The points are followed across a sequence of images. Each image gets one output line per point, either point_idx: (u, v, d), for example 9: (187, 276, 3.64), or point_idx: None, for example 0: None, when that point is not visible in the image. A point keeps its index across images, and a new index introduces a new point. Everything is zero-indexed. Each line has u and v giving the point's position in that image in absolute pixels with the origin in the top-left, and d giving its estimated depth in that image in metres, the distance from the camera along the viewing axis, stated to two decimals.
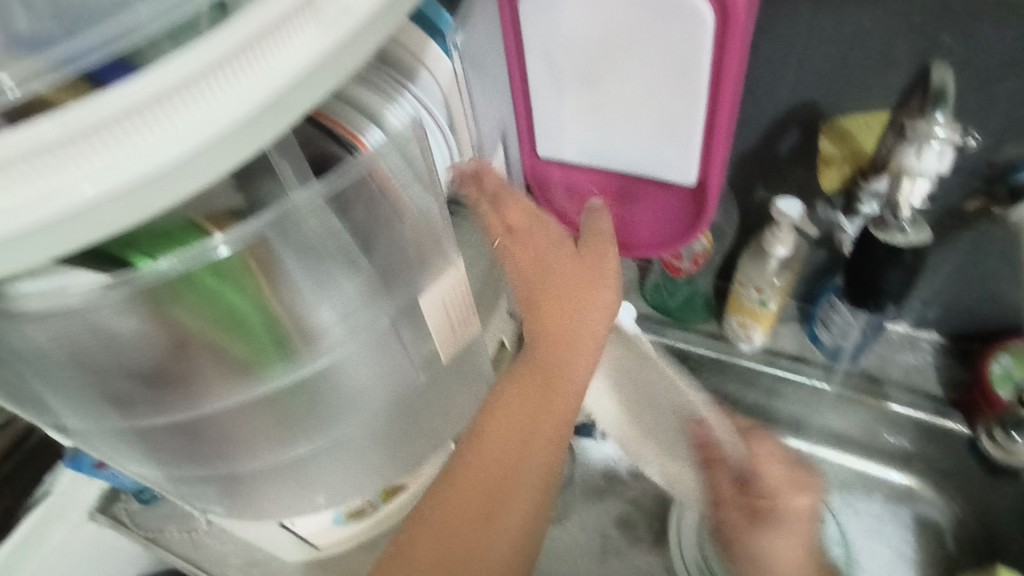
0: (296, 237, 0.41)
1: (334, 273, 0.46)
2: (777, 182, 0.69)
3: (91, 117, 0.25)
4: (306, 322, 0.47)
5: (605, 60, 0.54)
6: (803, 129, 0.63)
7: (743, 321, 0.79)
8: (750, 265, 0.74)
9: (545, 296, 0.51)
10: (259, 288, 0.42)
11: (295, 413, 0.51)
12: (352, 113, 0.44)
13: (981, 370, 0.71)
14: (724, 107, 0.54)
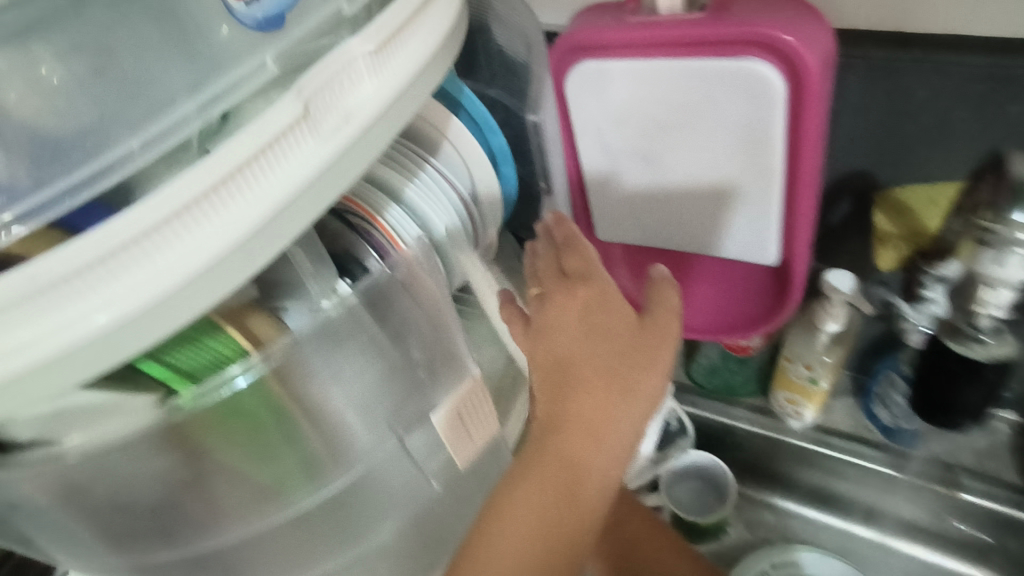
0: (327, 351, 0.37)
1: (367, 384, 0.40)
2: (834, 255, 0.64)
3: (108, 246, 0.28)
4: (337, 437, 0.40)
5: (664, 136, 0.51)
6: (856, 199, 0.59)
7: (791, 397, 0.74)
8: (799, 341, 0.70)
9: (580, 363, 0.40)
10: (288, 407, 0.37)
11: (317, 539, 0.44)
12: (375, 194, 0.46)
13: None
14: (804, 181, 0.49)
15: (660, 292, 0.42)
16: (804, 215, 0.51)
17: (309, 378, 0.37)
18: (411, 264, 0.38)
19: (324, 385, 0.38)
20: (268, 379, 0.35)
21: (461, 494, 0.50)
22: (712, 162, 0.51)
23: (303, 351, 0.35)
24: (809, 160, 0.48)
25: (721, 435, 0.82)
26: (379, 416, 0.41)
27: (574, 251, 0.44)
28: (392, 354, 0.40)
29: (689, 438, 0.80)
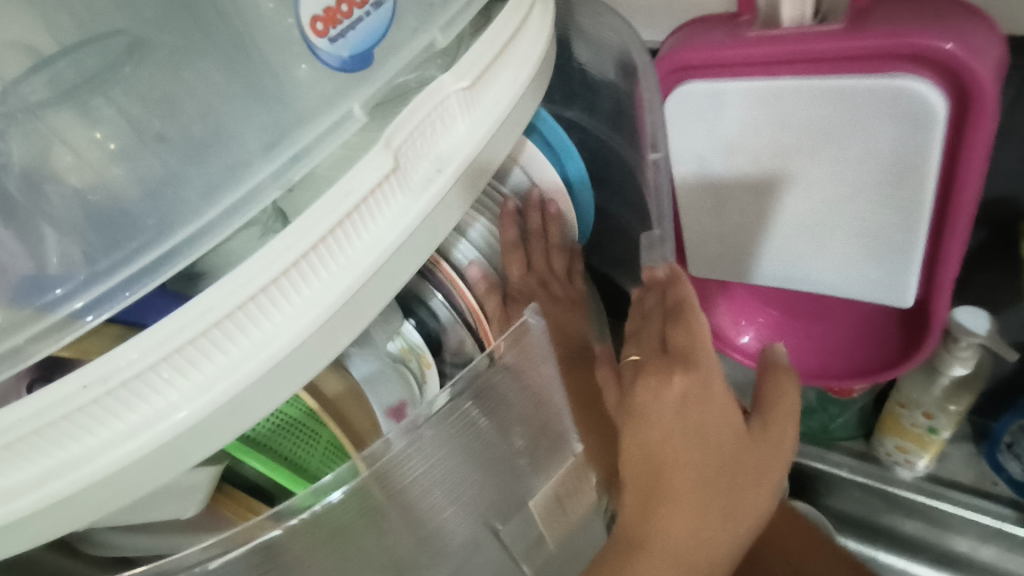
0: (434, 444, 0.33)
1: (472, 475, 0.36)
2: (965, 289, 0.56)
3: (180, 338, 0.24)
4: (438, 539, 0.36)
5: (782, 165, 0.45)
6: (995, 230, 0.51)
7: (901, 445, 0.66)
8: (914, 385, 0.61)
9: (682, 479, 0.34)
10: (382, 513, 0.33)
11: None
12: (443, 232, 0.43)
13: None
14: (956, 216, 0.43)
15: (778, 388, 0.37)
16: (951, 252, 0.45)
17: (409, 480, 0.33)
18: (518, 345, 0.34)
19: (426, 482, 0.34)
20: (368, 488, 0.32)
21: None
22: (838, 191, 0.45)
23: (411, 454, 0.33)
24: (968, 191, 0.41)
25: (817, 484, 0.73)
26: (483, 508, 0.37)
27: (680, 321, 0.35)
28: (501, 442, 0.36)
29: None
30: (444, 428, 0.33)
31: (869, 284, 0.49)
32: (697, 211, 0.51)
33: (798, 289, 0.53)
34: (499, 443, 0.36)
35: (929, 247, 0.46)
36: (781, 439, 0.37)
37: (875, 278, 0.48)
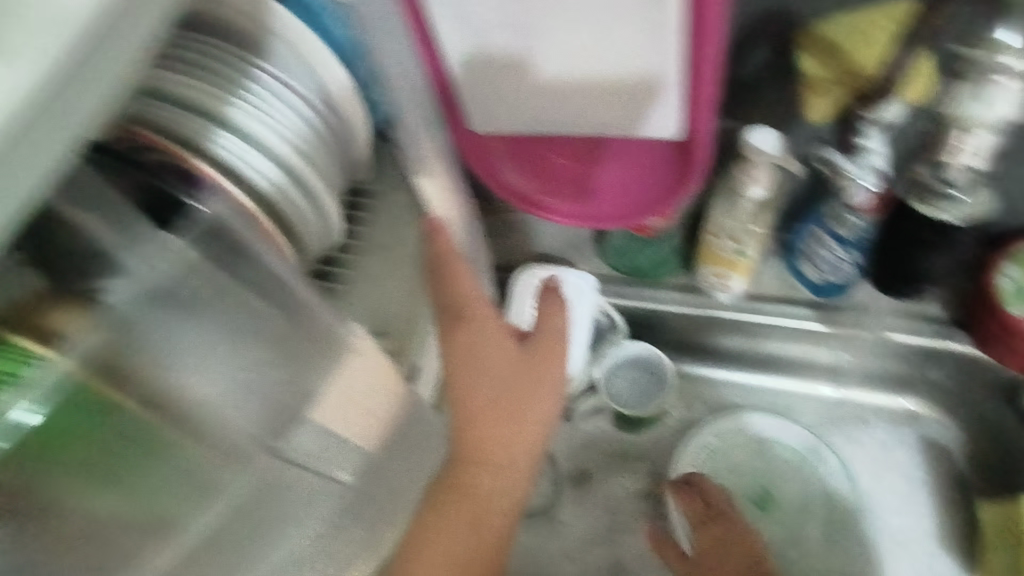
0: (180, 326, 0.37)
1: (223, 365, 0.39)
2: (750, 111, 0.56)
3: None
4: (202, 415, 0.38)
5: None
6: (775, 47, 0.51)
7: (718, 272, 0.68)
8: (722, 213, 0.63)
9: (466, 415, 0.48)
10: (139, 412, 0.36)
11: (228, 556, 0.42)
12: (189, 118, 0.41)
13: (986, 286, 0.63)
14: (711, 20, 0.39)
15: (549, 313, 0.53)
16: (710, 37, 0.40)
17: (162, 360, 0.37)
18: (213, 216, 0.36)
19: (182, 367, 0.38)
20: (89, 375, 0.33)
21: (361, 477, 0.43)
22: None
23: (157, 336, 0.36)
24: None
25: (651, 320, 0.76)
26: (253, 400, 0.40)
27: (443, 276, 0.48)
28: (257, 318, 0.40)
29: (621, 332, 0.74)
30: (202, 304, 0.37)
31: (644, 108, 0.47)
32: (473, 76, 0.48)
33: (576, 125, 0.50)
34: (252, 323, 0.40)
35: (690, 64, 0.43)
36: (546, 362, 0.51)
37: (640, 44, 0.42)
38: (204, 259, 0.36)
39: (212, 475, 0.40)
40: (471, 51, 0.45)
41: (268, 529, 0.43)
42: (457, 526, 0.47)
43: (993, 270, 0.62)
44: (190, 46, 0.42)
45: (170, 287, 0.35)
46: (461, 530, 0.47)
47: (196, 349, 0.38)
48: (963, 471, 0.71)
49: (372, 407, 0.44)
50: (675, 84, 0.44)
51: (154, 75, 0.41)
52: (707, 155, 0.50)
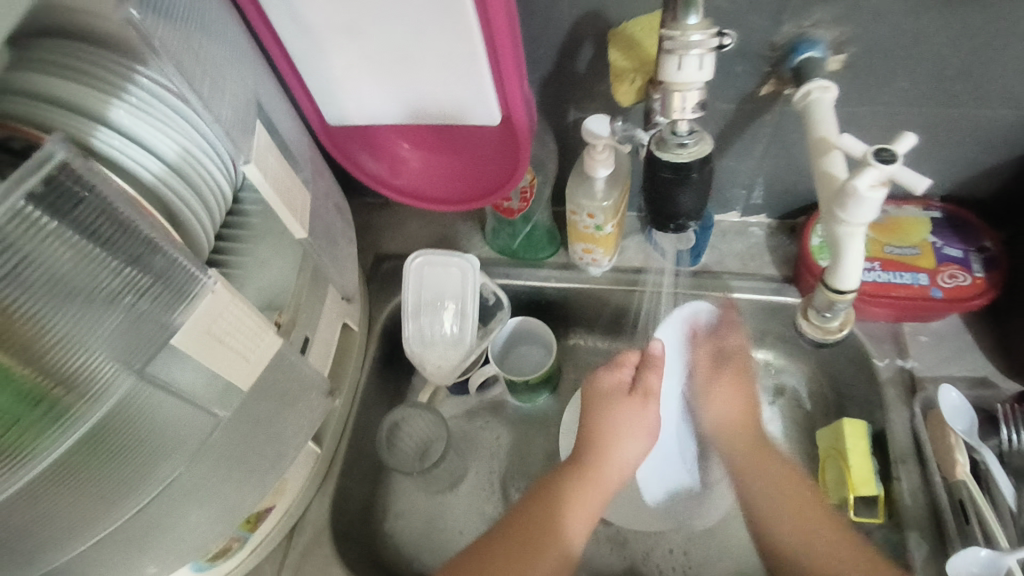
0: (34, 274, 0.33)
1: (100, 310, 0.37)
2: (588, 101, 0.66)
3: None
4: (80, 366, 0.37)
5: (355, 5, 0.49)
6: (596, 42, 0.60)
7: (586, 248, 0.77)
8: (577, 191, 0.71)
9: (545, 493, 0.64)
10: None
11: (112, 479, 0.43)
12: (69, 117, 0.43)
13: (804, 244, 0.75)
14: (500, 19, 0.48)
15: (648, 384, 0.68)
16: (502, 28, 0.49)
17: (10, 313, 0.33)
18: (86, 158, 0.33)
19: (37, 316, 0.34)
20: None
21: (245, 410, 0.49)
22: None
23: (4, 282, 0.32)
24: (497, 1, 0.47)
25: (537, 298, 0.85)
26: (114, 341, 0.38)
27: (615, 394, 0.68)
28: (103, 269, 0.36)
29: (506, 309, 0.82)
30: (39, 255, 0.33)
31: (465, 107, 0.56)
32: (316, 71, 0.56)
33: (420, 116, 0.59)
34: (101, 271, 0.36)
35: (495, 57, 0.51)
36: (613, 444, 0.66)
37: (451, 46, 0.51)
38: (40, 200, 0.32)
39: (72, 420, 0.38)
40: (323, 64, 0.55)
41: (145, 460, 0.44)
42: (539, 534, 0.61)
43: (808, 230, 0.75)
44: (39, 49, 0.45)
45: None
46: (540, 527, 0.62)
47: (48, 305, 0.34)
48: (810, 412, 0.80)
49: (236, 339, 0.45)
50: (489, 71, 0.52)
51: (12, 78, 0.44)
52: (527, 139, 0.58)
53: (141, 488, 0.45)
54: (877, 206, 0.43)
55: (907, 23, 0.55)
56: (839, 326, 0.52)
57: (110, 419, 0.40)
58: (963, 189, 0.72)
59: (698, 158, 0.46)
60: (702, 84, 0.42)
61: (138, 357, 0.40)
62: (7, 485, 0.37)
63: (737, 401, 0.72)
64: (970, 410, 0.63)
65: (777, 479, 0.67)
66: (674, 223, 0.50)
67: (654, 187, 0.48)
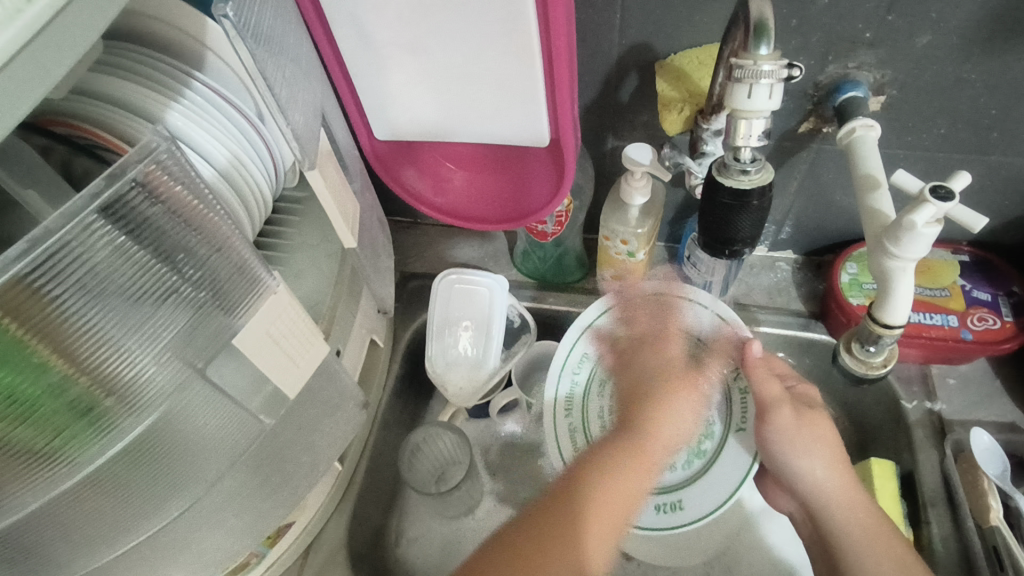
0: (96, 281, 0.33)
1: (158, 316, 0.37)
2: (627, 131, 0.67)
3: None
4: (131, 380, 0.37)
5: (422, 25, 0.50)
6: (641, 74, 0.61)
7: (616, 274, 0.78)
8: (612, 217, 0.72)
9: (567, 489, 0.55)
10: (54, 362, 0.33)
11: (146, 489, 0.42)
12: (131, 120, 0.43)
13: (833, 281, 0.75)
14: (561, 49, 0.49)
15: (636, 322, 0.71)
16: (562, 56, 0.50)
17: (67, 320, 0.33)
18: (156, 171, 0.33)
19: (94, 325, 0.34)
20: (21, 340, 0.32)
21: (287, 420, 0.49)
22: (452, 14, 0.49)
23: (66, 289, 0.32)
24: (560, 32, 0.48)
25: (562, 323, 0.85)
26: (167, 350, 0.38)
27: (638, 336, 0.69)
28: (160, 273, 0.36)
29: (533, 333, 0.81)
30: (101, 264, 0.33)
31: (515, 130, 0.57)
32: (370, 86, 0.57)
33: (467, 136, 0.60)
34: (157, 280, 0.36)
35: (551, 84, 0.53)
36: (643, 376, 0.64)
37: (509, 70, 0.52)
38: (106, 211, 0.32)
39: (118, 426, 0.38)
40: (380, 82, 0.56)
41: (184, 473, 0.43)
42: (550, 540, 0.51)
43: (837, 266, 0.76)
44: (115, 53, 0.45)
45: (59, 245, 0.31)
46: (557, 535, 0.51)
47: (104, 312, 0.34)
48: None
49: (289, 343, 0.45)
50: (543, 96, 0.53)
51: (87, 77, 0.44)
52: (574, 161, 0.58)
53: (176, 499, 0.44)
54: (929, 242, 0.43)
55: (947, 70, 0.57)
56: (882, 363, 0.52)
57: (155, 428, 0.40)
58: (991, 235, 0.73)
59: (758, 186, 0.47)
60: (769, 113, 0.43)
61: (191, 364, 0.39)
62: (42, 489, 0.36)
63: (823, 442, 0.61)
64: (1002, 453, 0.65)
65: (882, 548, 0.56)
66: (731, 248, 0.51)
67: (710, 212, 0.49)
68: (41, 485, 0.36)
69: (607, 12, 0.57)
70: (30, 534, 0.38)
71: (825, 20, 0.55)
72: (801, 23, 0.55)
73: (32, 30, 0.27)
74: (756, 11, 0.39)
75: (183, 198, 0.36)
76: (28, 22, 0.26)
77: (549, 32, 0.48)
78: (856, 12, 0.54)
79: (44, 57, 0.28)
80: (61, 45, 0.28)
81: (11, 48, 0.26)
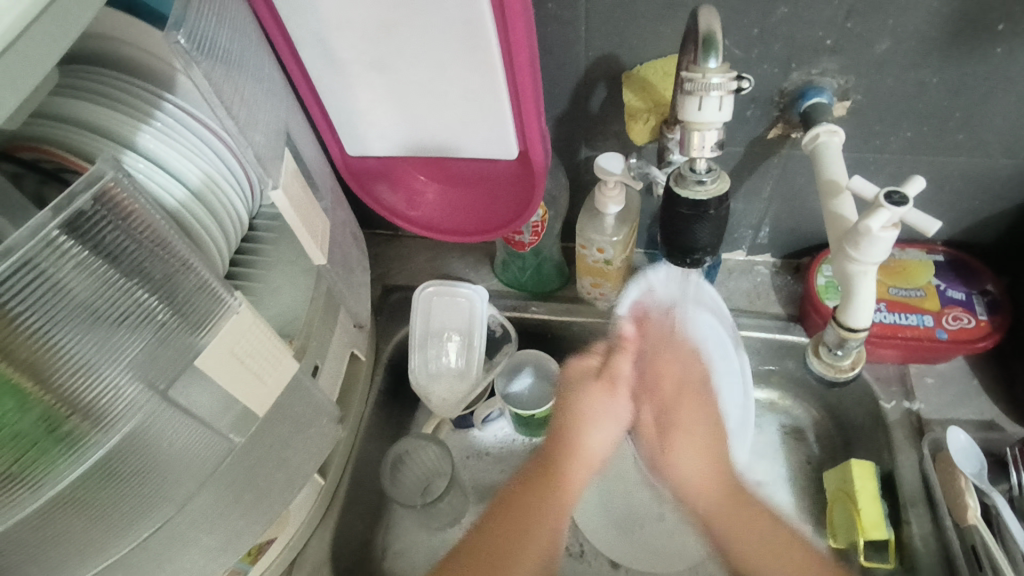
0: (59, 300, 0.34)
1: (125, 333, 0.37)
2: (599, 140, 0.68)
3: None
4: (98, 399, 0.37)
5: (387, 42, 0.51)
6: (609, 85, 0.62)
7: (594, 281, 0.78)
8: (588, 225, 0.73)
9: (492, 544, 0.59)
10: (18, 380, 0.34)
11: (116, 508, 0.42)
12: (97, 141, 0.44)
13: (810, 283, 0.75)
14: (522, 63, 0.50)
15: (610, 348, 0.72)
16: (524, 69, 0.50)
17: (31, 338, 0.33)
18: (116, 191, 0.34)
19: (57, 343, 0.34)
20: None
21: (259, 437, 0.50)
22: (416, 32, 0.49)
23: (29, 308, 0.33)
24: (521, 47, 0.49)
25: (545, 332, 0.85)
26: (131, 368, 0.38)
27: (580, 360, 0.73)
28: (125, 292, 0.37)
29: (514, 342, 0.81)
30: (64, 282, 0.34)
31: (483, 143, 0.58)
32: (340, 104, 0.57)
33: (439, 150, 0.60)
34: (122, 296, 0.37)
35: (515, 98, 0.53)
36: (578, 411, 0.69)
37: (474, 84, 0.52)
38: (66, 230, 0.32)
39: (86, 445, 0.38)
40: (348, 100, 0.57)
41: (155, 491, 0.44)
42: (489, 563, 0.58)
43: (813, 269, 0.76)
44: (79, 76, 0.46)
45: (20, 263, 0.31)
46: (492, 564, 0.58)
47: (69, 330, 0.35)
48: (817, 454, 0.79)
49: (257, 362, 0.46)
50: (509, 109, 0.54)
51: (52, 100, 0.45)
52: (543, 172, 0.59)
53: (147, 518, 0.45)
54: (888, 245, 0.44)
55: (910, 75, 0.58)
56: (851, 366, 0.53)
57: (123, 446, 0.40)
58: (965, 235, 0.73)
59: (715, 196, 0.48)
60: (722, 124, 0.44)
61: (156, 383, 0.40)
62: (12, 509, 0.37)
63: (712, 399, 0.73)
64: (978, 452, 0.65)
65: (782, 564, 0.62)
66: (692, 256, 0.52)
67: (670, 221, 0.50)
68: (5, 508, 0.36)
69: (571, 24, 0.57)
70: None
71: (786, 29, 0.56)
72: (762, 32, 0.56)
73: None
74: (704, 25, 0.40)
75: (145, 218, 0.36)
76: None
77: (511, 47, 0.49)
78: (816, 20, 0.55)
79: None
80: (10, 79, 0.29)
81: None
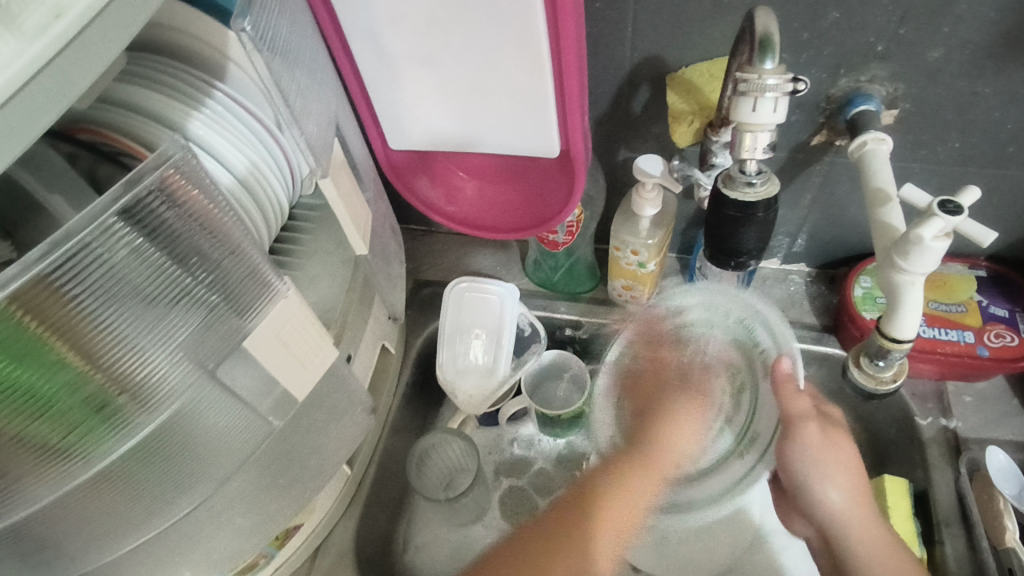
0: (114, 282, 0.35)
1: (174, 317, 0.38)
2: (639, 142, 0.68)
3: None
4: (145, 381, 0.38)
5: (436, 37, 0.51)
6: (653, 87, 0.62)
7: (626, 284, 0.78)
8: (623, 227, 0.72)
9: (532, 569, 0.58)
10: (71, 359, 0.35)
11: (156, 487, 0.43)
12: (153, 127, 0.45)
13: (846, 294, 0.74)
14: (569, 61, 0.50)
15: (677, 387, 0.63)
16: (571, 67, 0.51)
17: (86, 319, 0.34)
18: (172, 177, 0.35)
19: (110, 325, 0.35)
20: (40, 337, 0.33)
21: (296, 421, 0.50)
22: (465, 26, 0.50)
23: (85, 290, 0.34)
24: (569, 43, 0.49)
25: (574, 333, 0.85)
26: (179, 350, 0.39)
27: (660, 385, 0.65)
28: (176, 276, 0.38)
29: (541, 343, 0.81)
30: (118, 265, 0.34)
31: (525, 140, 0.58)
32: (385, 97, 0.58)
33: (480, 147, 0.61)
34: (174, 281, 0.38)
35: (560, 95, 0.53)
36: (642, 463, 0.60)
37: (519, 81, 0.53)
38: (124, 216, 0.33)
39: (132, 424, 0.39)
40: (394, 93, 0.57)
41: (194, 471, 0.44)
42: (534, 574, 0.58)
43: (850, 280, 0.75)
44: (138, 64, 0.47)
45: (80, 245, 0.32)
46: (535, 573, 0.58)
47: (122, 313, 0.36)
48: None
49: (299, 348, 0.46)
50: (554, 107, 0.54)
51: (112, 87, 0.46)
52: (584, 170, 0.59)
53: (185, 497, 0.45)
54: (937, 256, 0.43)
55: (962, 85, 0.57)
56: (892, 378, 0.52)
57: (167, 426, 0.41)
58: (1010, 250, 0.72)
59: (764, 199, 0.47)
60: (775, 127, 0.44)
61: (201, 367, 0.40)
62: (60, 481, 0.38)
63: (851, 475, 0.60)
64: (1018, 474, 0.64)
65: None
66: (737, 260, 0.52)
67: (717, 222, 0.50)
68: (52, 480, 0.37)
69: (618, 25, 0.57)
70: (44, 524, 0.39)
71: (837, 34, 0.55)
72: (812, 37, 0.55)
73: (58, 42, 0.28)
74: (761, 26, 0.40)
75: (199, 202, 0.37)
76: (52, 39, 0.28)
77: (559, 44, 0.49)
78: (868, 25, 0.54)
79: (68, 71, 0.29)
80: (84, 59, 0.30)
81: (35, 62, 0.27)
